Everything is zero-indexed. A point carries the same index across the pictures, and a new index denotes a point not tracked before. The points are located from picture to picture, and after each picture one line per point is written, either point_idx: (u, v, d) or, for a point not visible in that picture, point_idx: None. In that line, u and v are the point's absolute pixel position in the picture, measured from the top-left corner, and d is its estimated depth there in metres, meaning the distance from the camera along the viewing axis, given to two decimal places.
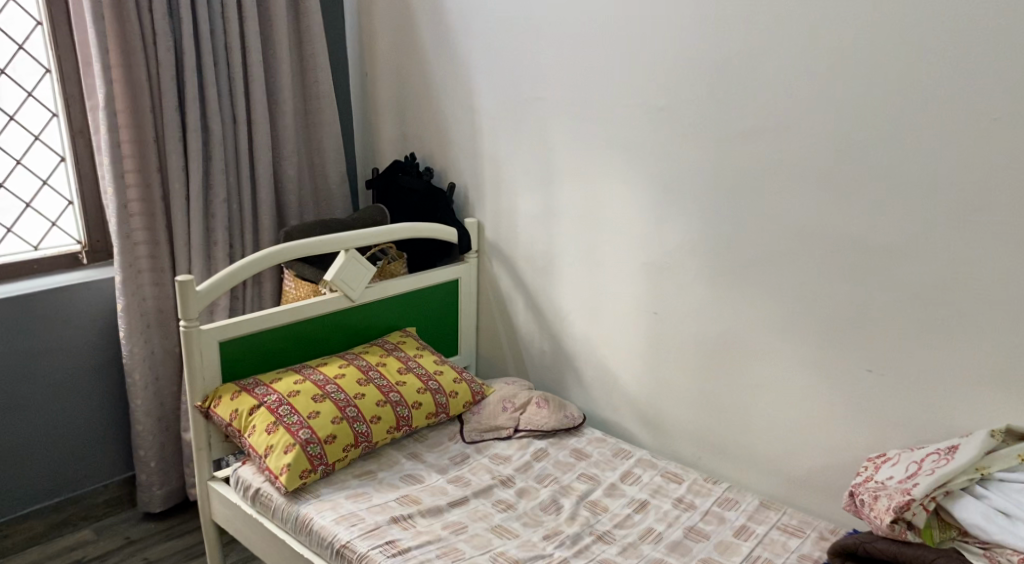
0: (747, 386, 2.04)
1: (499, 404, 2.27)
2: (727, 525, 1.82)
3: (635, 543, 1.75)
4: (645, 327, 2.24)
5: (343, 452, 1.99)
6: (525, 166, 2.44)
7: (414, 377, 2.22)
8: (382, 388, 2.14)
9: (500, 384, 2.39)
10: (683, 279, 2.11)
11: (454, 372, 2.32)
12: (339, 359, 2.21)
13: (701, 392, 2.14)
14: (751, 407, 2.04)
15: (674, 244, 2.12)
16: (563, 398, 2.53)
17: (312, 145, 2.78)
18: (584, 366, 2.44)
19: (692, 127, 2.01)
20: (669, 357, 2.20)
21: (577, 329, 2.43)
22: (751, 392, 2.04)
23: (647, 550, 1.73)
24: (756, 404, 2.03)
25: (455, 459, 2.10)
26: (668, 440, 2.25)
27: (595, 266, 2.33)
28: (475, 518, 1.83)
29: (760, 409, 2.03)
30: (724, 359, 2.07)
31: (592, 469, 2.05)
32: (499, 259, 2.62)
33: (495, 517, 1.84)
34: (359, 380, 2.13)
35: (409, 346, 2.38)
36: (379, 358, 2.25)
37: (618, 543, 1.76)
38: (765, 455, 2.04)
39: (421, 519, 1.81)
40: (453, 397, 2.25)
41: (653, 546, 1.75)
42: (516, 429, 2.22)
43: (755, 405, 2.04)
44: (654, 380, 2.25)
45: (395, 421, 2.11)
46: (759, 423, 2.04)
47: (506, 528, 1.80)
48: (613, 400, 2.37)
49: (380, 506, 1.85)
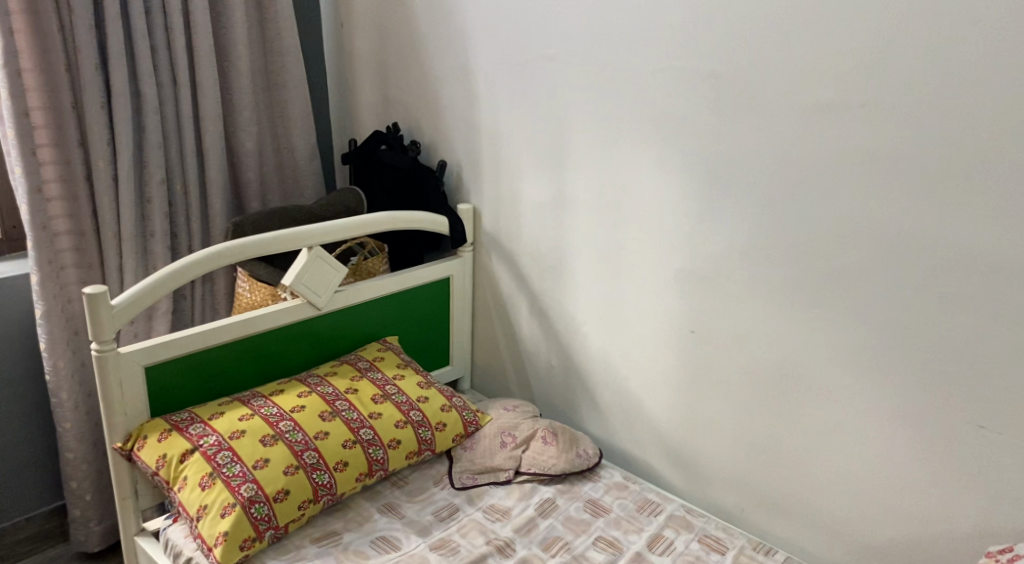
0: (811, 431, 1.62)
1: (497, 438, 1.86)
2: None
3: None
4: (679, 349, 1.81)
5: (298, 511, 1.58)
6: (531, 142, 1.98)
7: (392, 407, 1.80)
8: (351, 424, 1.72)
9: (497, 409, 1.96)
10: (731, 292, 1.68)
11: (442, 397, 1.89)
12: (300, 385, 1.78)
13: (750, 434, 1.72)
14: (813, 457, 1.63)
15: (720, 249, 1.67)
16: (574, 422, 2.11)
17: (275, 111, 2.32)
18: (601, 388, 2.01)
19: (750, 97, 1.54)
20: (708, 387, 1.77)
21: (594, 345, 2.00)
22: (816, 439, 1.61)
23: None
24: (820, 455, 1.61)
25: (440, 513, 1.69)
26: (704, 487, 1.83)
27: (618, 270, 1.89)
28: None
29: (826, 462, 1.61)
30: (781, 396, 1.65)
31: (612, 531, 1.64)
32: (500, 254, 2.18)
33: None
34: (321, 413, 1.71)
35: (388, 364, 1.95)
36: (350, 382, 1.83)
37: None
38: (831, 518, 1.63)
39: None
40: (441, 430, 1.83)
41: None
42: (518, 471, 1.80)
43: (820, 455, 1.62)
44: (688, 414, 1.83)
45: (367, 466, 1.70)
46: (825, 478, 1.62)
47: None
48: (635, 432, 1.95)
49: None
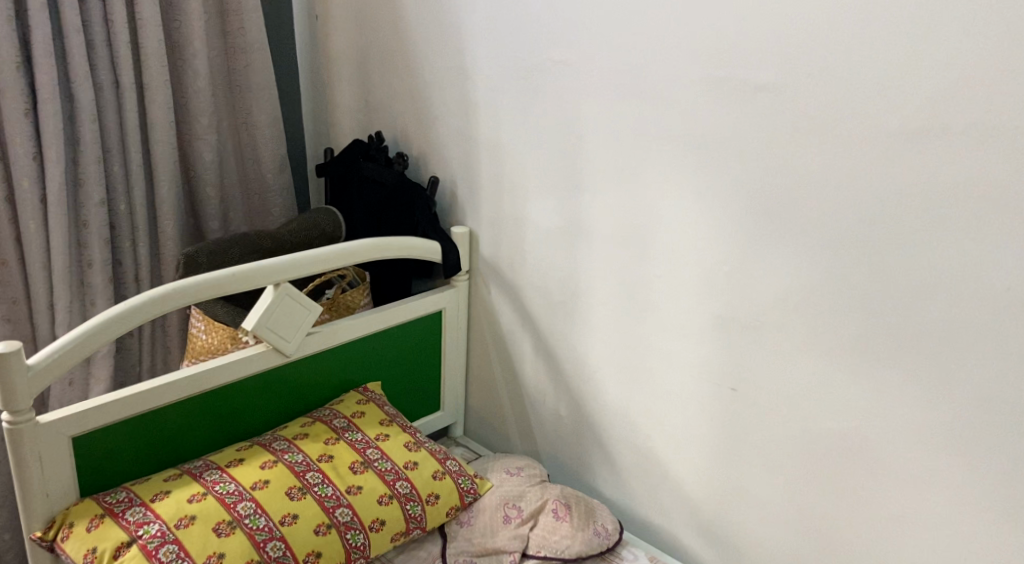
0: (882, 515, 1.36)
1: (499, 513, 1.57)
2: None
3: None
4: (715, 408, 1.54)
5: None
6: (538, 159, 1.69)
7: (375, 478, 1.51)
8: (326, 503, 1.43)
9: (497, 473, 1.68)
10: (784, 347, 1.41)
11: (434, 461, 1.61)
12: (263, 452, 1.49)
13: (803, 512, 1.46)
14: (885, 545, 1.37)
15: (772, 296, 1.40)
16: (585, 482, 1.83)
17: (239, 116, 2.00)
18: (618, 446, 1.73)
19: (817, 116, 1.26)
20: (751, 455, 1.51)
21: (610, 395, 1.72)
22: (888, 524, 1.36)
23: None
24: (894, 545, 1.36)
25: None
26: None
27: (643, 313, 1.60)
28: None
29: (898, 552, 1.36)
30: (846, 472, 1.39)
31: None
32: (499, 286, 1.89)
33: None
34: (289, 490, 1.42)
35: (369, 419, 1.65)
36: (324, 447, 1.53)
37: None
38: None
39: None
40: (432, 504, 1.55)
41: None
42: (525, 553, 1.51)
43: (893, 544, 1.36)
44: (725, 484, 1.56)
45: (344, 555, 1.41)
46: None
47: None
48: (659, 499, 1.68)
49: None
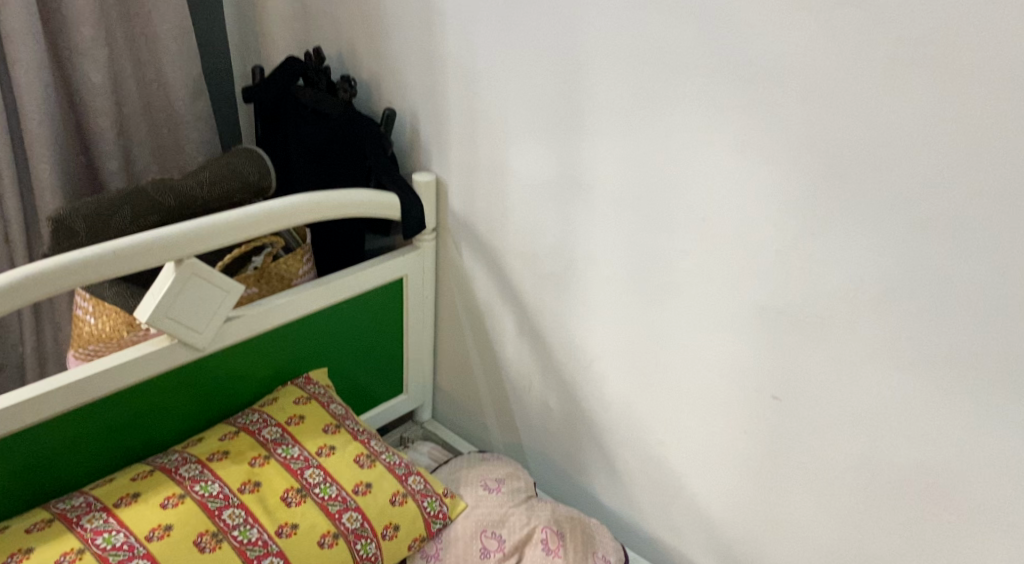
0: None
1: (476, 543, 1.27)
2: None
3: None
4: (749, 417, 1.21)
5: None
6: (523, 92, 1.28)
7: (315, 511, 1.16)
8: (248, 553, 1.08)
9: (473, 489, 1.35)
10: (851, 355, 1.07)
11: (393, 479, 1.27)
12: (165, 483, 1.11)
13: (859, 551, 1.16)
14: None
15: (839, 288, 1.04)
16: (578, 487, 1.52)
17: (137, 26, 1.54)
18: (620, 452, 1.41)
19: (932, 46, 0.88)
20: (795, 478, 1.19)
21: (613, 391, 1.38)
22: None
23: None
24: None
25: None
26: None
27: (660, 296, 1.25)
28: None
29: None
30: (922, 513, 1.07)
31: None
32: (474, 250, 1.51)
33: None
34: (198, 538, 1.06)
35: (310, 426, 1.28)
36: (247, 472, 1.17)
37: None
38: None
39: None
40: (390, 538, 1.22)
41: None
42: None
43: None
44: (758, 507, 1.25)
45: None
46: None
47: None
48: (671, 515, 1.37)
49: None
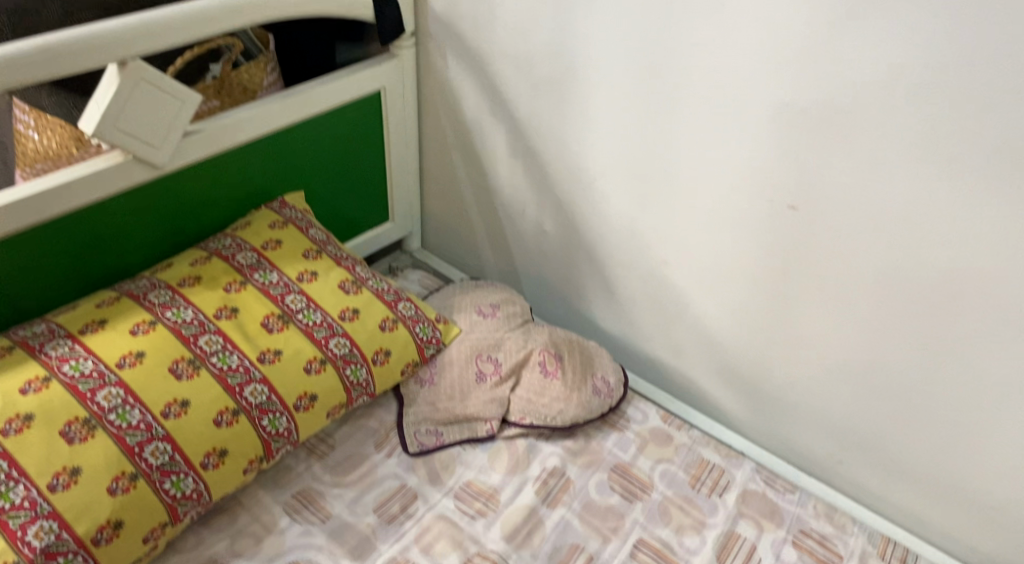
0: (993, 383, 0.96)
1: (472, 367, 1.21)
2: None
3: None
4: (764, 228, 1.08)
5: (146, 546, 0.93)
6: None
7: (299, 337, 1.09)
8: (229, 381, 1.01)
9: (467, 314, 1.28)
10: (883, 153, 0.93)
11: (382, 305, 1.19)
12: (135, 309, 1.03)
13: (873, 366, 1.06)
14: (988, 417, 0.99)
15: (877, 74, 0.90)
16: (573, 312, 1.42)
17: None
18: (619, 274, 1.29)
19: None
20: (808, 291, 1.08)
21: (613, 210, 1.25)
22: (1005, 396, 0.96)
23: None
24: (1004, 418, 0.97)
25: (387, 509, 1.07)
26: (779, 422, 1.21)
27: (668, 96, 1.09)
28: None
29: (1009, 426, 0.97)
30: (947, 324, 0.97)
31: (658, 529, 1.06)
32: (458, 57, 1.34)
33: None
34: (174, 366, 0.99)
35: (289, 251, 1.19)
36: (224, 298, 1.09)
37: None
38: (997, 501, 1.03)
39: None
40: (381, 364, 1.16)
41: None
42: (505, 420, 1.19)
43: (1000, 419, 0.98)
44: (765, 325, 1.15)
45: (265, 447, 1.03)
46: (1002, 447, 0.99)
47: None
48: (673, 335, 1.28)
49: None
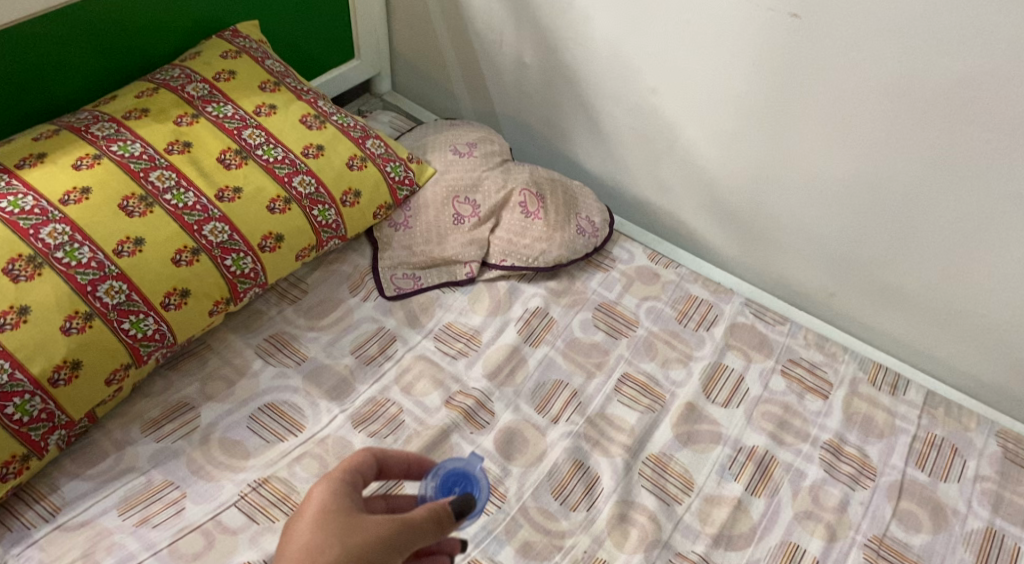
0: (1000, 197, 0.91)
1: (449, 207, 1.14)
2: (955, 532, 0.89)
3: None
4: (763, 41, 0.98)
5: (110, 388, 0.89)
6: None
7: (260, 174, 1.01)
8: (186, 219, 0.94)
9: (442, 154, 1.19)
10: None
11: (349, 142, 1.10)
12: (76, 143, 0.94)
13: (872, 189, 1.01)
14: (988, 239, 0.95)
15: None
16: (557, 155, 1.34)
17: None
18: (605, 107, 1.20)
19: None
20: (806, 111, 1.00)
21: (597, 32, 1.13)
22: (1010, 211, 0.92)
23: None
24: (1004, 238, 0.94)
25: (365, 351, 1.03)
26: (770, 255, 1.18)
27: None
28: None
29: (1009, 247, 0.94)
30: (956, 135, 0.90)
31: (644, 364, 1.04)
32: None
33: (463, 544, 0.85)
34: (124, 202, 0.92)
35: (243, 84, 1.08)
36: (174, 132, 1.00)
37: None
38: (989, 324, 1.02)
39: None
40: (350, 205, 1.08)
41: None
42: (485, 263, 1.13)
43: (1001, 238, 0.94)
44: (759, 151, 1.08)
45: (229, 289, 0.98)
46: (997, 270, 0.97)
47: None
48: (660, 172, 1.21)
49: (200, 538, 0.83)
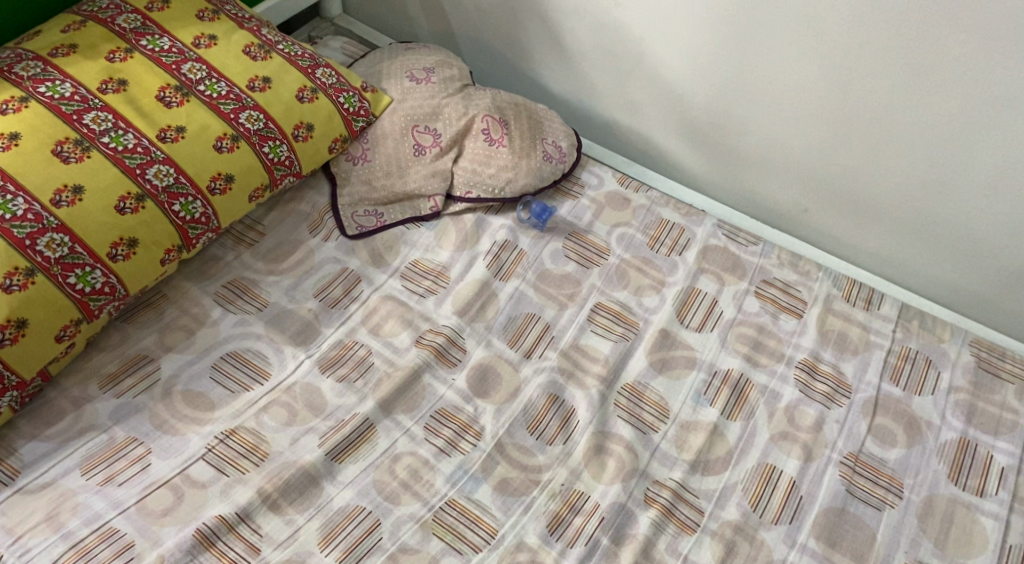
0: (975, 104, 0.89)
1: (408, 138, 1.09)
2: (929, 444, 0.90)
3: (747, 526, 0.84)
4: None
5: (61, 345, 0.85)
6: None
7: (204, 111, 0.95)
8: (127, 163, 0.88)
9: (398, 81, 1.12)
10: None
11: (297, 73, 1.03)
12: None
13: (846, 100, 0.97)
14: (962, 147, 0.93)
15: None
16: (520, 76, 1.28)
17: None
18: (567, 24, 1.14)
19: None
20: (776, 19, 0.95)
21: None
22: (983, 117, 0.89)
23: (781, 549, 0.82)
24: (978, 146, 0.92)
25: (330, 293, 0.99)
26: (741, 173, 1.15)
27: None
28: (402, 481, 0.85)
29: (981, 154, 0.92)
30: (931, 38, 0.86)
31: (617, 292, 1.02)
32: None
33: (440, 484, 0.85)
34: (57, 148, 0.85)
35: (179, 13, 1.00)
36: (106, 70, 0.92)
37: (712, 512, 0.85)
38: (960, 233, 1.01)
39: (275, 520, 0.81)
40: (303, 140, 1.02)
41: (784, 518, 0.84)
42: (449, 196, 1.09)
43: (975, 145, 0.92)
44: (729, 64, 1.03)
45: (179, 235, 0.93)
46: (970, 179, 0.95)
47: (465, 513, 0.83)
48: (628, 91, 1.16)
49: (168, 493, 0.81)
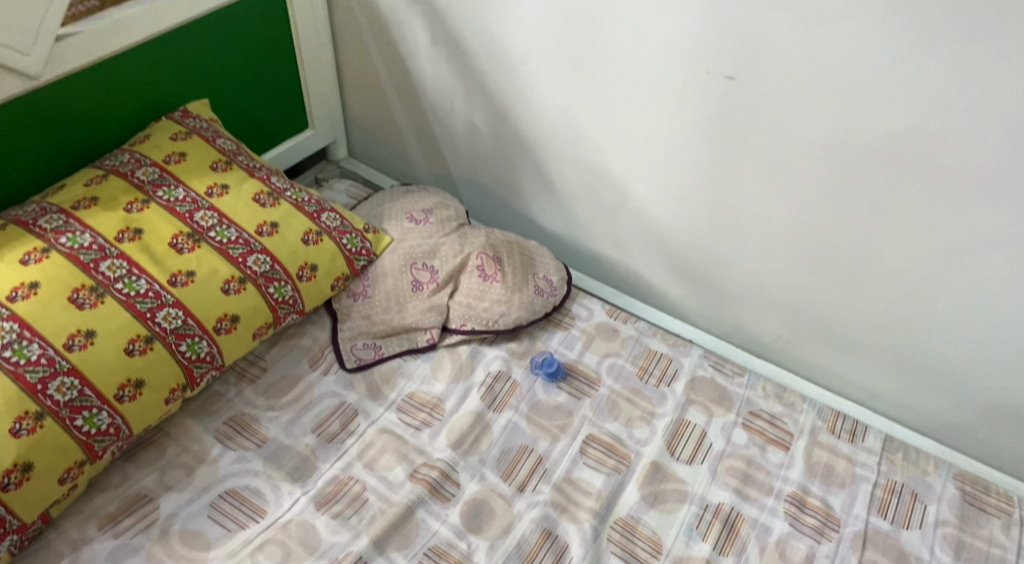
0: (936, 246, 0.95)
1: (406, 275, 1.14)
2: None
3: None
4: (704, 104, 1.00)
5: (64, 486, 0.87)
6: None
7: (214, 256, 1.01)
8: (138, 307, 0.93)
9: (398, 222, 1.20)
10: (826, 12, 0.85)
11: (303, 217, 1.10)
12: (23, 237, 0.94)
13: (819, 240, 1.03)
14: (932, 285, 0.98)
15: None
16: (514, 213, 1.35)
17: None
18: (557, 168, 1.22)
19: None
20: (749, 168, 1.02)
21: (544, 97, 1.15)
22: (945, 257, 0.95)
23: None
24: (944, 283, 0.97)
25: (327, 428, 1.02)
26: (725, 304, 1.20)
27: None
28: None
29: (947, 291, 0.98)
30: (890, 188, 0.93)
31: (608, 424, 1.04)
32: None
33: None
34: (74, 295, 0.91)
35: (194, 165, 1.08)
36: (124, 219, 0.99)
37: None
38: (937, 365, 1.05)
39: None
40: (307, 280, 1.08)
41: None
42: (445, 329, 1.13)
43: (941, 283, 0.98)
44: (708, 206, 1.10)
45: (184, 375, 0.97)
46: (940, 313, 1.00)
47: None
48: (614, 228, 1.23)
49: None
